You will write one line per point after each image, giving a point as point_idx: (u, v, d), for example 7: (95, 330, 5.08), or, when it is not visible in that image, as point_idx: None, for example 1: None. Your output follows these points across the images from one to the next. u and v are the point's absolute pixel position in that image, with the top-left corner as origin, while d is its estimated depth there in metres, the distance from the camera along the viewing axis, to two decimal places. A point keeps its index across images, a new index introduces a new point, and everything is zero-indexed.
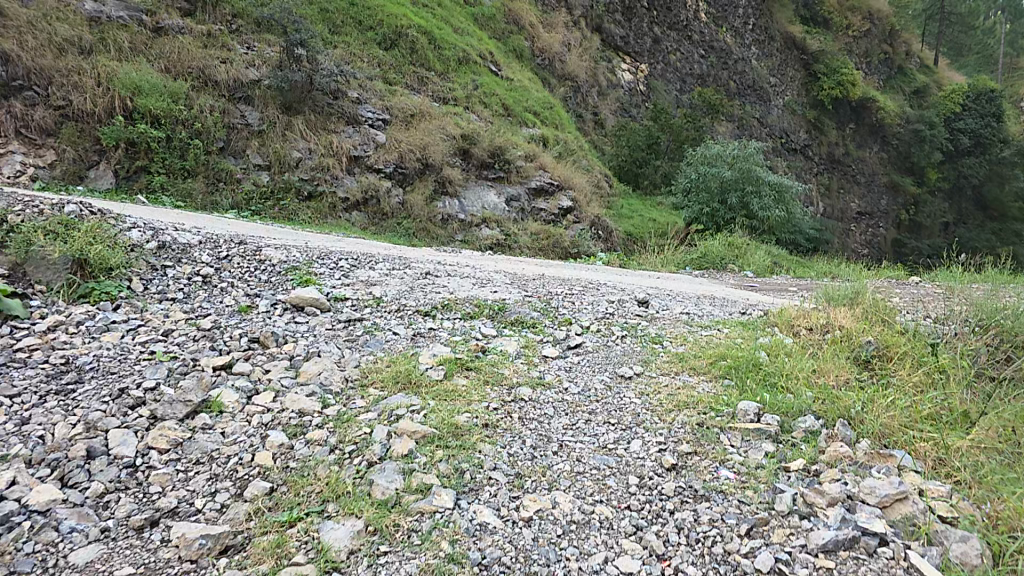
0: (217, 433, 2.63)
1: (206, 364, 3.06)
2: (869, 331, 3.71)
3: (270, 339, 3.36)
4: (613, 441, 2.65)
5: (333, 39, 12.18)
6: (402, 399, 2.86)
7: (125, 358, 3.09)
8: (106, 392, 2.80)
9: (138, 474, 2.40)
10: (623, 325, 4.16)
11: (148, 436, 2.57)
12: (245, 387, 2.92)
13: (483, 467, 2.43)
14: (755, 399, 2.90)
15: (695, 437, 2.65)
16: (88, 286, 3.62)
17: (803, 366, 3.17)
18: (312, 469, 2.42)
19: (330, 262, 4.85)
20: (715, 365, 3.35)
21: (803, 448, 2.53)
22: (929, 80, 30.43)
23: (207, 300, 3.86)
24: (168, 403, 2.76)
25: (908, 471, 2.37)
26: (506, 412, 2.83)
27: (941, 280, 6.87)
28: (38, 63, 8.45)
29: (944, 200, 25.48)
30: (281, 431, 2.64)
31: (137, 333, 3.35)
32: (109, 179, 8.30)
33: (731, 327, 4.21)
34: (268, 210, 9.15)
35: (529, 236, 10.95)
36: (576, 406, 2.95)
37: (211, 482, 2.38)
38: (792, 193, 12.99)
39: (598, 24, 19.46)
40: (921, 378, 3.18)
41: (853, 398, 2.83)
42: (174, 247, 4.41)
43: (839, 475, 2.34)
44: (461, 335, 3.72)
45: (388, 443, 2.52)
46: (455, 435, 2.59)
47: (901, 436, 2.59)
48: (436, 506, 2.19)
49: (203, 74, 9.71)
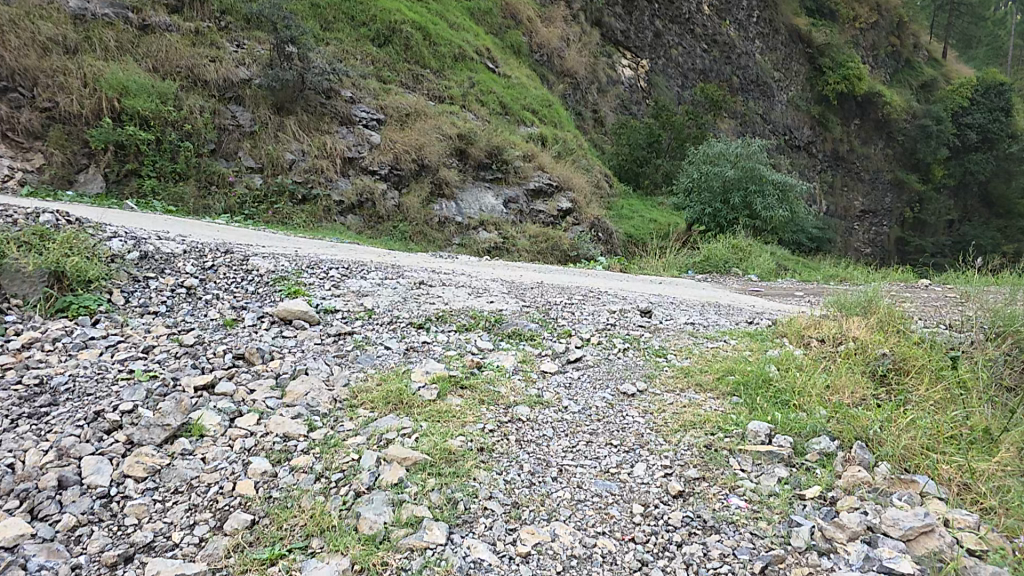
0: (196, 459, 2.47)
1: (187, 385, 2.89)
2: (885, 343, 3.57)
3: (256, 355, 3.21)
4: (616, 465, 2.50)
5: (325, 36, 12.00)
6: (392, 422, 2.70)
7: (102, 378, 2.91)
8: (81, 415, 2.63)
9: (112, 505, 2.23)
10: (625, 337, 4.01)
11: (123, 464, 2.40)
12: (228, 409, 2.75)
13: (477, 497, 2.27)
14: (766, 418, 2.76)
15: (703, 460, 2.51)
16: (66, 300, 3.46)
17: (815, 382, 3.03)
18: (296, 500, 2.26)
19: (320, 271, 4.70)
20: (722, 380, 3.20)
21: (818, 473, 2.39)
22: (935, 74, 30.12)
23: (190, 313, 3.72)
24: (145, 428, 2.58)
25: (932, 499, 2.24)
26: (503, 434, 2.68)
27: (954, 285, 6.76)
28: (21, 63, 8.28)
29: (950, 197, 25.01)
30: (264, 457, 2.47)
31: (117, 349, 3.19)
32: (98, 182, 8.13)
33: (738, 338, 4.08)
34: (261, 214, 9.02)
35: (528, 239, 10.81)
36: (576, 426, 2.80)
37: (190, 514, 2.21)
38: (796, 191, 12.67)
39: (597, 19, 19.24)
40: (942, 394, 3.05)
41: (870, 416, 2.69)
42: (157, 257, 4.26)
43: (859, 503, 2.20)
44: (456, 350, 3.56)
45: (377, 471, 2.36)
46: (448, 462, 2.43)
47: (923, 460, 2.43)
48: (428, 543, 2.03)
49: (192, 74, 9.56)
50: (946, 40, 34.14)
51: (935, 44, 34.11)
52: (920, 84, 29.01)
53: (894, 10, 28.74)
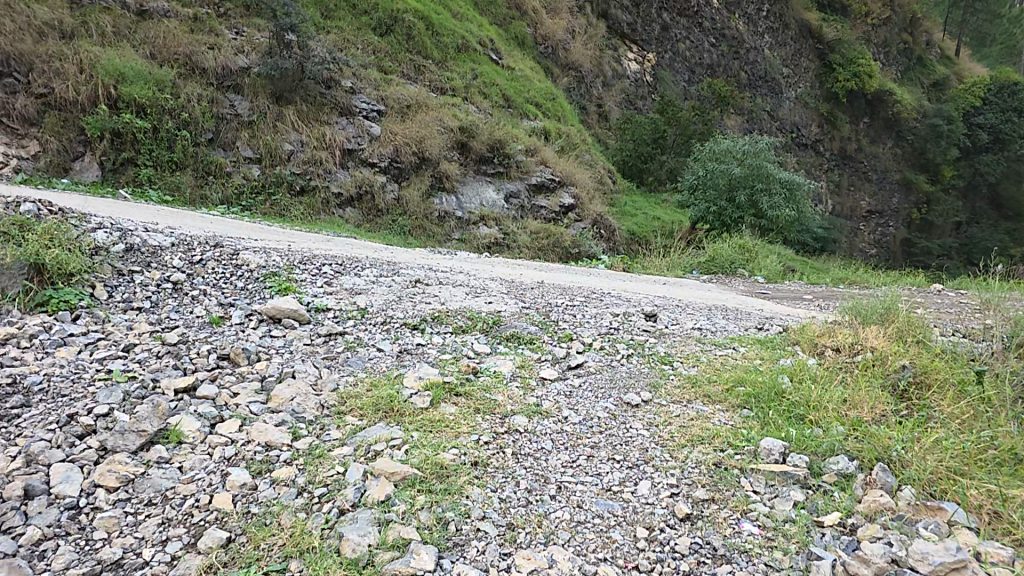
0: (173, 468, 2.24)
1: (167, 387, 2.69)
2: (904, 355, 3.47)
3: (241, 356, 3.04)
4: (619, 483, 2.35)
5: (326, 24, 11.79)
6: (381, 432, 2.53)
7: (78, 378, 2.69)
8: (53, 418, 2.40)
9: (81, 517, 1.99)
10: (629, 342, 3.84)
11: (95, 472, 2.16)
12: (209, 414, 2.55)
13: (470, 517, 2.09)
14: (780, 434, 2.64)
15: (712, 480, 2.37)
16: (45, 294, 3.25)
17: (832, 396, 2.91)
18: (275, 516, 2.04)
19: (312, 267, 4.54)
20: (732, 392, 3.10)
21: (837, 497, 2.26)
22: (947, 72, 29.74)
23: (176, 310, 3.57)
24: (118, 434, 2.35)
25: (962, 529, 2.07)
26: (499, 447, 2.52)
27: (972, 291, 6.57)
28: (16, 48, 8.08)
29: (959, 198, 24.66)
30: (244, 468, 2.26)
31: (96, 347, 2.98)
32: (94, 171, 7.98)
33: (748, 346, 3.94)
34: (259, 206, 8.89)
35: (529, 235, 10.63)
36: (577, 439, 2.65)
37: (163, 528, 1.98)
38: (804, 190, 12.44)
39: (604, 11, 19.06)
40: (964, 410, 2.92)
41: (891, 435, 2.57)
42: (144, 250, 4.11)
43: (881, 533, 2.05)
44: (452, 354, 3.41)
45: (364, 487, 2.17)
46: (440, 478, 2.26)
47: (950, 485, 2.28)
48: (414, 569, 1.83)
49: (190, 61, 9.34)
50: (958, 38, 33.61)
51: (947, 42, 33.63)
52: (931, 84, 28.63)
53: (907, 6, 28.35)
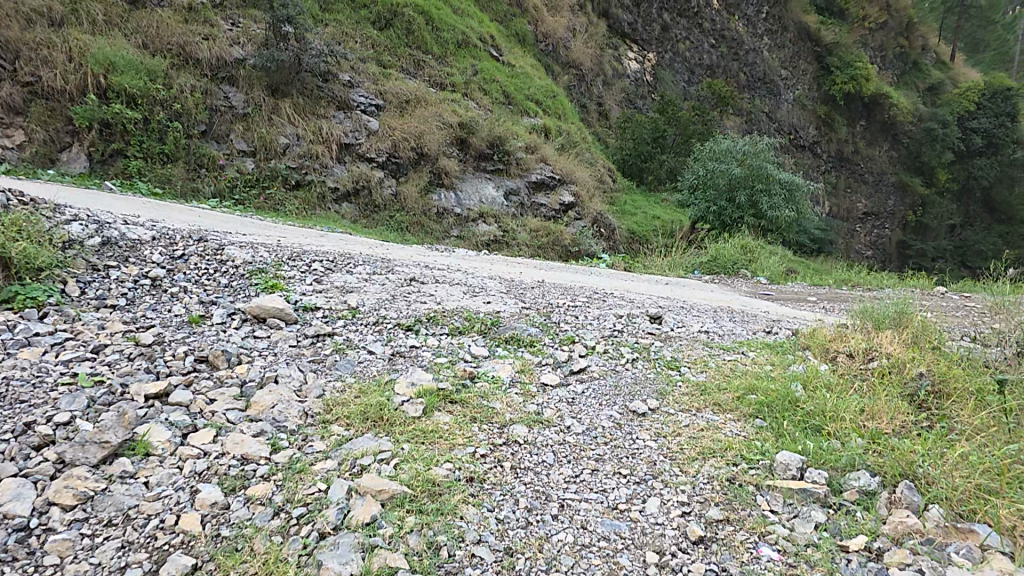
0: (139, 484, 2.04)
1: (137, 393, 2.49)
2: (921, 361, 3.30)
3: (221, 359, 2.84)
4: (626, 500, 2.16)
5: (323, 18, 11.56)
6: (370, 444, 2.34)
7: (40, 382, 2.48)
8: (8, 426, 2.19)
9: (30, 540, 1.78)
10: (634, 345, 3.66)
11: (51, 489, 1.96)
12: (181, 423, 2.35)
13: (464, 541, 1.90)
14: (797, 447, 2.46)
15: (726, 498, 2.19)
16: (12, 290, 3.04)
17: (849, 405, 2.73)
18: (248, 541, 1.85)
19: (302, 264, 4.34)
20: (743, 400, 2.91)
21: (861, 517, 2.08)
22: (945, 76, 29.62)
23: (152, 308, 3.36)
24: (79, 445, 2.15)
25: (996, 553, 1.88)
26: (496, 461, 2.33)
27: (980, 295, 6.38)
28: (3, 35, 7.85)
29: (954, 201, 24.67)
30: (216, 485, 2.06)
31: (63, 348, 2.77)
32: (82, 162, 7.74)
33: (757, 351, 3.75)
34: (253, 200, 8.64)
35: (529, 233, 10.44)
36: (579, 451, 2.46)
37: (123, 552, 1.78)
38: (804, 191, 12.27)
39: (606, 10, 18.84)
40: (986, 420, 2.73)
41: (915, 450, 2.39)
42: (122, 244, 3.90)
43: (911, 558, 1.87)
44: (446, 357, 3.21)
45: (347, 506, 1.98)
46: (431, 496, 2.07)
47: (985, 505, 2.08)
48: None
49: (183, 52, 9.12)
50: (954, 43, 33.44)
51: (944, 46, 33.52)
52: (930, 87, 28.46)
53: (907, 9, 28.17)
